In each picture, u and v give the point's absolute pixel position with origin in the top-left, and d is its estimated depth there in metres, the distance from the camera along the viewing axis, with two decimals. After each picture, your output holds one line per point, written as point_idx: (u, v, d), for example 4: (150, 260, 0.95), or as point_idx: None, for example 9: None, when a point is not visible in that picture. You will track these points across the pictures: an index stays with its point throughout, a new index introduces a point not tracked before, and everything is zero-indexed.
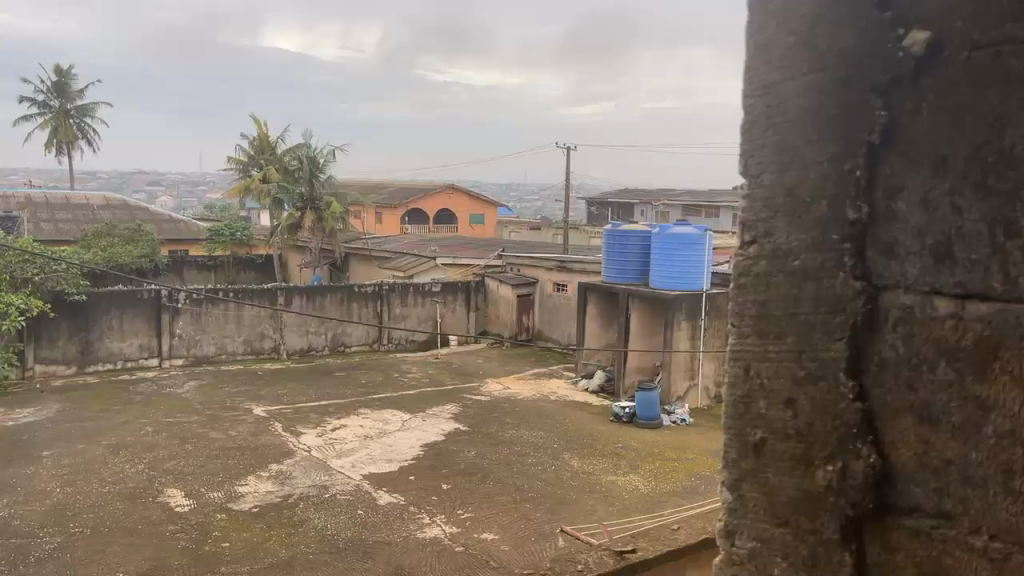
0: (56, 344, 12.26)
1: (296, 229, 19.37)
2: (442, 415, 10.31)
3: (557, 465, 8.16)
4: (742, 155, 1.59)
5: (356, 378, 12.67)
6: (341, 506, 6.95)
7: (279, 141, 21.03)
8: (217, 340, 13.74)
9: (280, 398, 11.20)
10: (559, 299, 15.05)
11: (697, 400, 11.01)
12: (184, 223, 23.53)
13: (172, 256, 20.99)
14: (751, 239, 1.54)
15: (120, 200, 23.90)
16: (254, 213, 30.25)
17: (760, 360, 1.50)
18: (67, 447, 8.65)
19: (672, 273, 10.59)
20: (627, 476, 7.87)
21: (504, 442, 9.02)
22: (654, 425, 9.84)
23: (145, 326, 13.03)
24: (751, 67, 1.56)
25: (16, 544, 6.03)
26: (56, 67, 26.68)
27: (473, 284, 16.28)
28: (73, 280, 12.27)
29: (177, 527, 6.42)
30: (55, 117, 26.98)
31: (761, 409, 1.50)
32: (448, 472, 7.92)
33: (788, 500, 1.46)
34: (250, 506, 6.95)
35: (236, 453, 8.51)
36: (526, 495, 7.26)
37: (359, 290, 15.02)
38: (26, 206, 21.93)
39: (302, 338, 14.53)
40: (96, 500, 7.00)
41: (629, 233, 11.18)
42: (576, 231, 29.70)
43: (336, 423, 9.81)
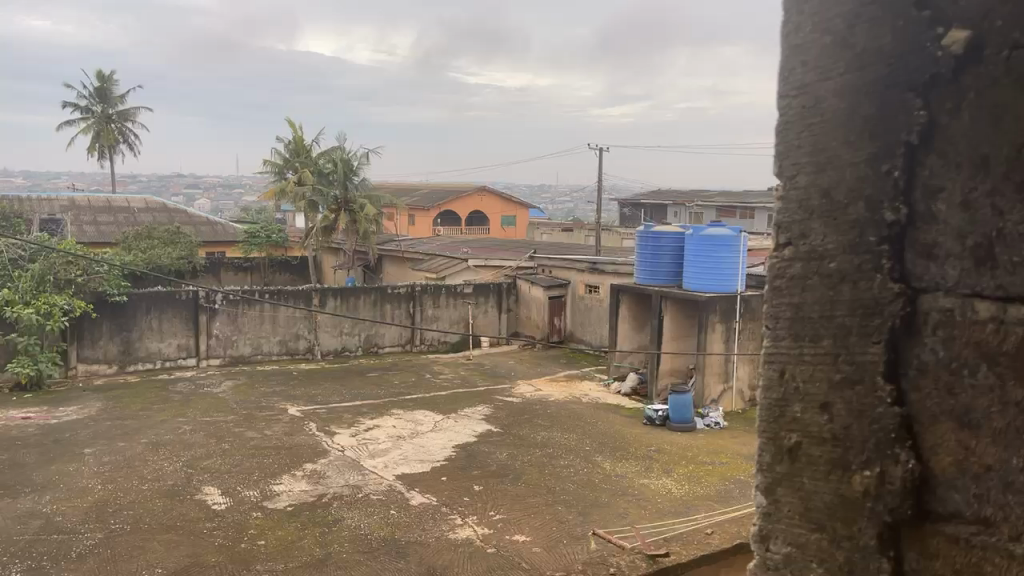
0: (98, 343, 12.55)
1: (331, 230, 19.61)
2: (474, 416, 10.35)
3: (589, 468, 8.13)
4: (777, 157, 1.59)
5: (389, 379, 12.77)
6: (373, 506, 7.01)
7: (314, 144, 21.30)
8: (253, 341, 13.94)
9: (315, 398, 11.33)
10: (591, 300, 15.02)
11: (731, 403, 10.89)
12: (221, 225, 23.92)
13: (209, 257, 21.36)
14: (787, 242, 1.53)
15: (160, 203, 24.38)
16: (289, 216, 30.64)
17: (795, 363, 1.50)
18: (108, 444, 8.85)
19: (706, 274, 10.50)
20: (659, 479, 7.82)
21: (536, 444, 9.02)
22: (687, 428, 9.75)
23: (184, 326, 13.27)
24: (787, 67, 1.56)
25: (58, 539, 6.17)
26: (98, 73, 27.33)
27: (505, 286, 16.32)
28: (114, 281, 12.56)
29: (214, 525, 6.53)
30: (98, 122, 27.64)
31: (796, 413, 1.49)
32: (480, 474, 7.94)
33: (824, 505, 1.45)
34: (285, 505, 7.04)
35: (271, 452, 8.63)
36: (557, 497, 7.25)
37: (392, 292, 15.14)
38: (70, 209, 22.49)
39: (336, 339, 14.67)
40: (136, 497, 7.15)
41: (662, 233, 11.12)
42: (609, 233, 29.59)
43: (369, 424, 9.89)
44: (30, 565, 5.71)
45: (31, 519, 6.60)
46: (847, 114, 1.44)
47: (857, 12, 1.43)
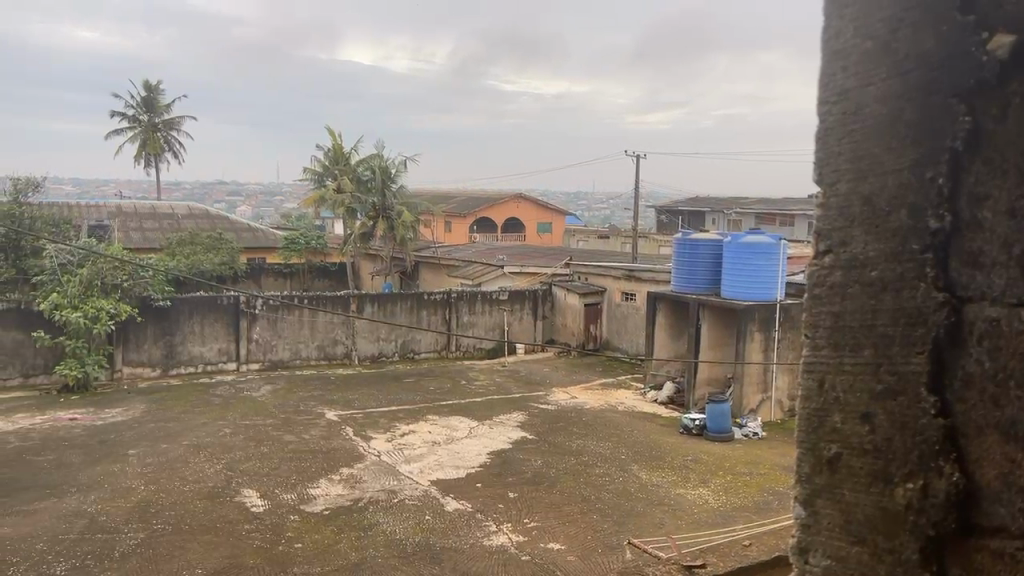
0: (143, 347, 12.84)
1: (369, 237, 19.84)
2: (509, 422, 10.35)
3: (624, 477, 8.07)
4: (816, 162, 1.59)
5: (425, 385, 12.84)
6: (408, 511, 7.04)
7: (353, 151, 21.59)
8: (292, 346, 14.14)
9: (352, 403, 11.44)
10: (627, 308, 14.94)
11: (770, 413, 10.71)
12: (263, 232, 24.35)
13: (251, 263, 21.74)
14: (827, 248, 1.53)
15: (203, 209, 24.88)
16: (329, 222, 31.07)
17: (835, 373, 1.50)
18: (151, 446, 9.03)
19: (744, 282, 10.38)
20: (696, 489, 7.73)
21: (571, 451, 8.98)
22: (724, 438, 9.62)
23: (225, 331, 13.50)
24: (827, 73, 1.56)
25: (102, 539, 6.32)
26: (145, 83, 28.07)
27: (541, 293, 16.32)
28: (158, 286, 12.84)
29: (253, 527, 6.62)
30: (144, 131, 28.38)
31: (836, 423, 1.50)
32: (514, 481, 7.94)
33: (865, 517, 1.45)
34: (322, 509, 7.11)
35: (308, 456, 8.72)
36: (592, 506, 7.20)
37: (428, 298, 15.23)
38: (117, 215, 23.11)
39: (373, 345, 14.80)
40: (178, 498, 7.29)
41: (699, 241, 11.02)
42: (646, 240, 29.43)
43: (405, 429, 9.95)
44: (75, 563, 5.85)
45: (76, 518, 6.76)
46: (890, 118, 1.44)
47: (899, 16, 1.43)
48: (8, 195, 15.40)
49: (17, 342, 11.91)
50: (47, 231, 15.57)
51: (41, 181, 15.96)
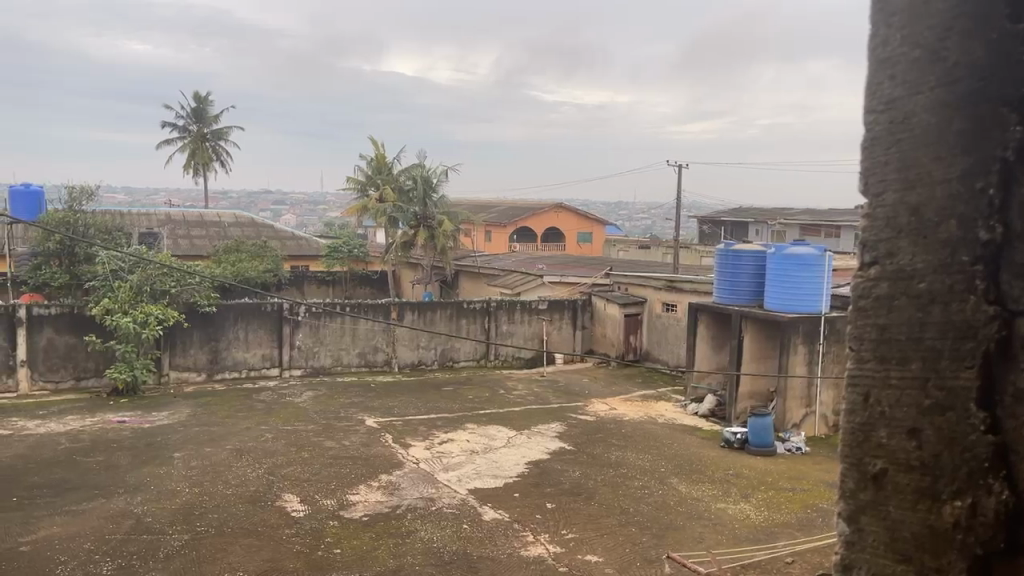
0: (189, 352, 13.12)
1: (410, 245, 19.99)
2: (547, 433, 10.33)
3: (663, 490, 7.98)
4: (865, 173, 1.75)
5: (464, 393, 12.87)
6: (446, 519, 7.06)
7: (395, 162, 21.89)
8: (334, 353, 14.30)
9: (391, 410, 11.53)
10: (668, 319, 14.81)
11: (814, 428, 10.49)
12: (306, 240, 24.69)
13: (294, 271, 22.08)
14: (874, 261, 1.69)
15: (249, 218, 25.37)
16: (370, 232, 31.41)
17: (881, 388, 1.64)
18: (196, 449, 9.22)
19: (788, 295, 10.22)
20: (737, 504, 7.61)
21: (609, 463, 8.93)
22: (767, 452, 9.47)
23: (268, 337, 13.72)
24: (875, 83, 1.72)
25: (148, 539, 6.47)
26: (195, 94, 28.77)
27: (580, 303, 16.27)
28: (206, 293, 13.11)
29: (293, 532, 6.70)
30: (194, 141, 29.11)
31: (882, 439, 1.63)
32: (553, 492, 7.91)
33: (912, 535, 1.57)
34: (360, 515, 7.17)
35: (348, 463, 8.80)
36: (631, 518, 7.14)
37: (468, 307, 15.28)
38: (166, 223, 23.68)
39: (413, 353, 14.90)
40: (221, 501, 7.42)
41: (742, 252, 10.89)
42: (688, 250, 29.12)
43: (443, 437, 9.99)
44: (121, 563, 5.98)
45: (123, 518, 6.93)
46: (939, 128, 1.59)
47: (948, 25, 1.59)
48: (64, 203, 15.92)
49: (69, 345, 12.27)
50: (100, 238, 16.03)
51: (95, 189, 16.47)
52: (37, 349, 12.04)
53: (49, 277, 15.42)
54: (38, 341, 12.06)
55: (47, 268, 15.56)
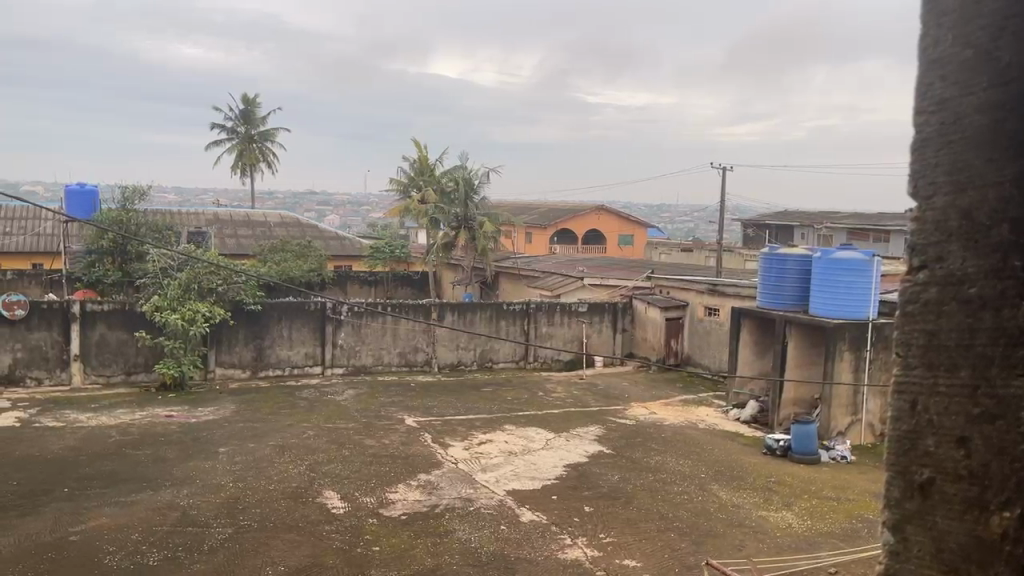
0: (235, 349, 13.38)
1: (451, 246, 20.12)
2: (586, 436, 10.29)
3: (703, 496, 7.89)
4: (915, 176, 1.74)
5: (503, 394, 12.89)
6: (484, 520, 7.08)
7: (438, 163, 22.12)
8: (375, 352, 14.45)
9: (431, 410, 11.61)
10: (710, 323, 14.63)
11: (860, 437, 10.25)
12: (349, 240, 25.04)
13: (337, 270, 22.40)
14: (922, 265, 1.70)
15: (294, 218, 25.82)
16: (413, 232, 31.73)
17: (929, 395, 1.66)
18: (240, 444, 9.39)
19: (835, 301, 10.02)
20: (779, 512, 7.48)
21: (649, 468, 8.86)
22: (810, 461, 9.27)
23: (311, 335, 13.91)
24: (927, 83, 1.72)
25: (193, 532, 6.61)
26: (244, 96, 29.43)
27: (621, 306, 16.17)
28: (251, 291, 13.34)
29: (333, 528, 6.79)
30: (241, 142, 29.76)
31: (930, 447, 1.65)
32: (591, 495, 7.87)
33: (958, 546, 1.60)
34: (399, 513, 7.22)
35: (387, 461, 8.88)
36: (669, 524, 7.07)
37: (508, 308, 15.30)
38: (215, 223, 24.25)
39: (453, 353, 14.97)
40: (264, 497, 7.54)
41: (788, 256, 10.70)
42: (732, 253, 28.76)
43: (482, 438, 10.02)
44: (167, 555, 6.12)
45: (169, 511, 7.09)
46: (990, 129, 1.58)
47: (1001, 24, 1.59)
48: (117, 203, 16.51)
49: (120, 341, 12.60)
50: (151, 237, 16.49)
51: (147, 190, 17.01)
52: (89, 344, 12.40)
53: (102, 274, 15.92)
54: (91, 336, 12.42)
55: (101, 266, 16.06)
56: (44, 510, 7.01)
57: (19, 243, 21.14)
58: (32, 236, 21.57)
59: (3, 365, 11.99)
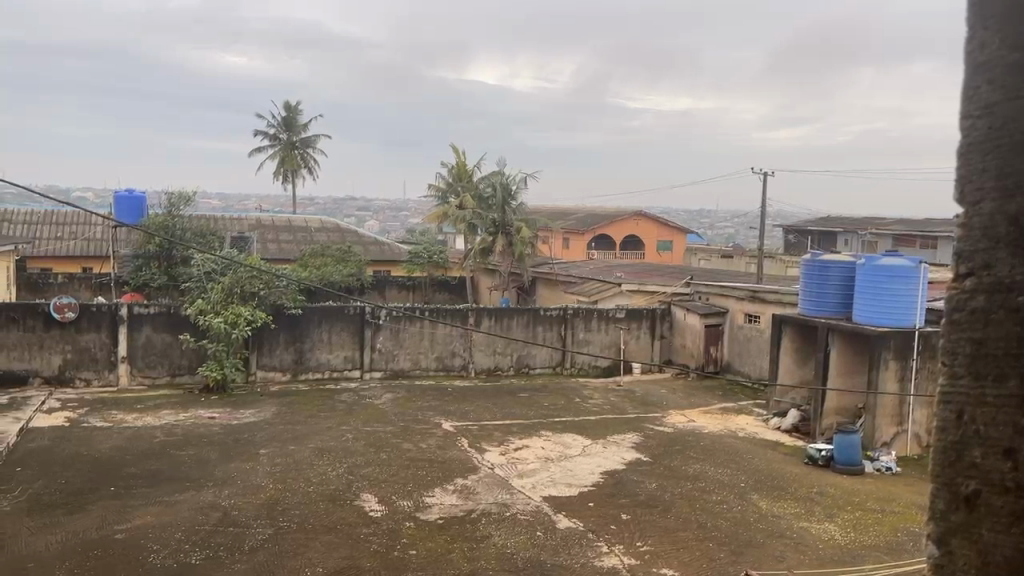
0: (276, 352, 13.59)
1: (488, 252, 20.16)
2: (624, 443, 10.22)
3: (743, 506, 7.77)
4: (962, 181, 1.83)
5: (540, 400, 12.88)
6: (520, 525, 7.08)
7: (475, 169, 22.53)
8: (413, 356, 14.53)
9: (468, 414, 11.64)
10: (751, 331, 14.44)
11: (906, 448, 9.99)
12: (387, 245, 25.27)
13: (376, 275, 22.63)
14: (970, 272, 1.79)
15: (334, 223, 26.21)
16: (450, 238, 31.92)
17: (976, 406, 1.75)
18: (280, 446, 9.53)
19: (879, 308, 9.84)
20: (821, 524, 7.34)
21: (687, 476, 8.77)
22: (854, 471, 9.08)
23: (350, 340, 14.06)
24: (973, 88, 1.82)
25: (234, 532, 6.72)
26: (285, 103, 29.98)
27: (659, 312, 16.02)
28: (292, 295, 13.55)
29: (371, 531, 6.84)
30: (283, 149, 30.28)
31: (976, 459, 1.74)
32: (628, 503, 7.81)
33: (1004, 557, 1.68)
34: (435, 517, 7.26)
35: (425, 465, 8.93)
36: (708, 533, 6.98)
37: (545, 314, 15.28)
38: (257, 228, 24.67)
39: (490, 358, 14.98)
40: (303, 498, 7.64)
41: (830, 263, 10.53)
42: (773, 260, 28.34)
43: (518, 443, 10.02)
44: (208, 554, 6.23)
45: (212, 510, 7.22)
46: None
47: None
48: (163, 208, 16.94)
49: (165, 343, 12.87)
50: (195, 242, 16.84)
51: (192, 196, 17.42)
52: (136, 346, 12.70)
53: (148, 278, 16.30)
54: (137, 338, 12.71)
55: (147, 269, 16.46)
56: (91, 508, 7.19)
57: (70, 248, 21.80)
58: (82, 241, 22.22)
59: (53, 366, 12.33)
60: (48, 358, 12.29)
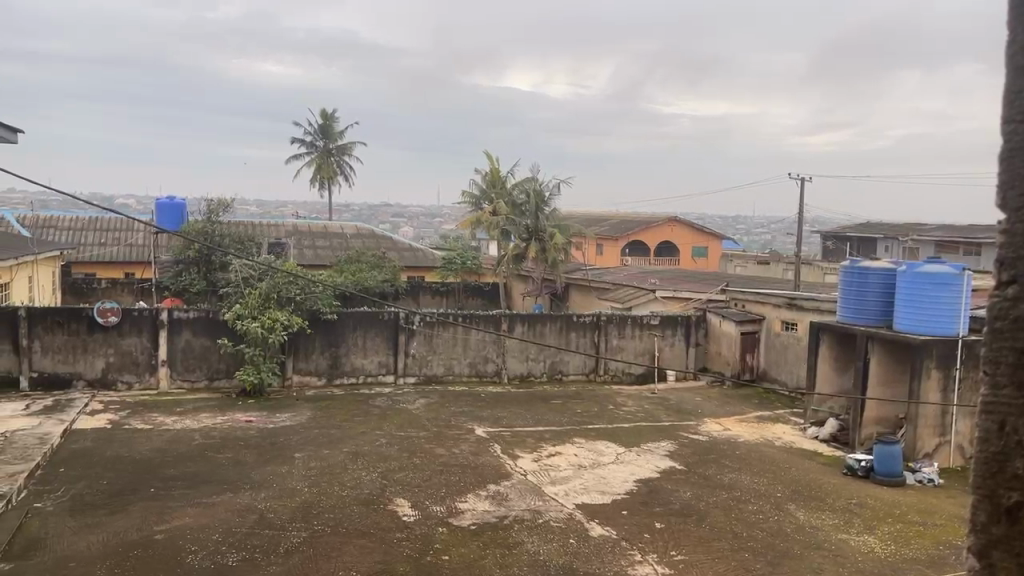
0: (311, 357, 13.76)
1: (521, 258, 20.16)
2: (658, 451, 10.13)
3: (779, 516, 7.66)
4: (1002, 187, 1.83)
5: (573, 407, 12.83)
6: (553, 532, 7.05)
7: (508, 176, 22.58)
8: (446, 362, 14.60)
9: (500, 421, 11.64)
10: (788, 338, 14.23)
11: (948, 459, 9.74)
12: (421, 252, 25.47)
13: (410, 281, 22.80)
14: (1012, 279, 1.78)
15: (369, 229, 26.53)
16: (484, 244, 32.07)
17: (1016, 417, 1.76)
18: (315, 450, 9.63)
19: (922, 317, 9.62)
20: (860, 536, 7.19)
21: (723, 485, 8.66)
22: (895, 483, 8.88)
23: (384, 345, 14.16)
24: (1016, 90, 1.80)
25: (270, 534, 6.80)
26: (321, 112, 30.45)
27: (694, 319, 15.88)
28: (327, 300, 13.70)
29: (404, 536, 6.87)
30: (319, 156, 30.76)
31: (1017, 469, 1.76)
32: (662, 511, 7.74)
33: None
34: (468, 523, 7.27)
35: (457, 470, 8.95)
36: (744, 544, 6.88)
37: (578, 320, 15.22)
38: (293, 234, 25.05)
39: (523, 364, 14.97)
40: (337, 503, 7.70)
41: (869, 270, 10.36)
42: (810, 266, 28.01)
43: (551, 450, 9.99)
44: (245, 555, 6.32)
45: (248, 513, 7.32)
46: None
47: None
48: (203, 215, 17.30)
49: (204, 347, 13.08)
50: (233, 248, 17.16)
51: (230, 203, 17.78)
52: (176, 350, 12.94)
53: (188, 283, 16.71)
54: (177, 342, 12.95)
55: (187, 275, 16.87)
56: (131, 509, 7.34)
57: (113, 253, 22.34)
58: (125, 247, 22.77)
59: (97, 369, 12.64)
60: (91, 361, 12.60)
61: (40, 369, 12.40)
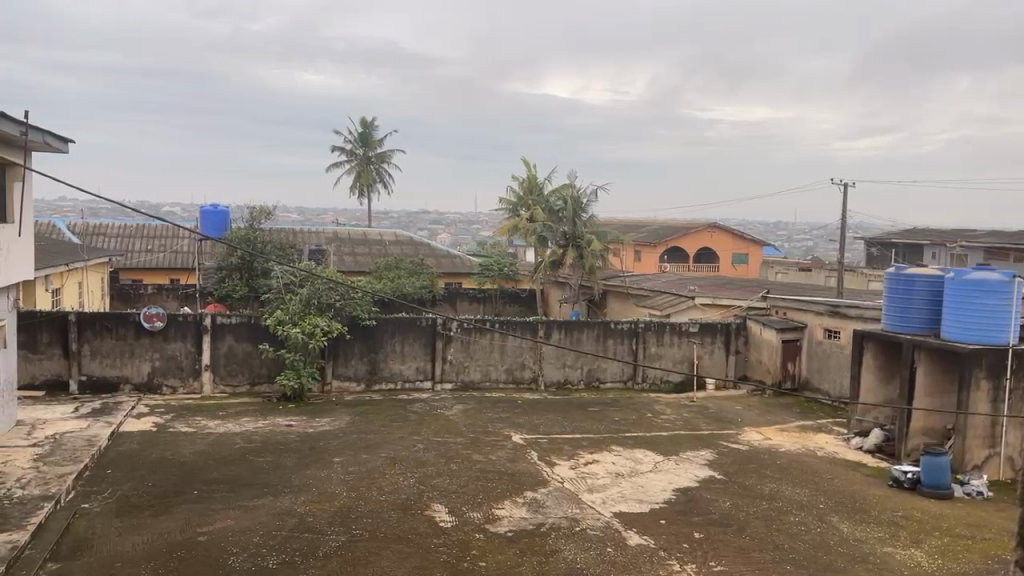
0: (351, 362, 13.89)
1: (558, 265, 20.10)
2: (697, 460, 10.01)
3: (822, 528, 7.50)
4: None
5: (611, 415, 12.75)
6: (590, 541, 7.01)
7: (546, 182, 22.63)
8: (482, 368, 14.63)
9: (537, 427, 11.62)
10: (831, 347, 13.97)
11: (997, 471, 9.48)
12: (459, 259, 25.61)
13: (448, 288, 22.91)
14: None
15: (407, 236, 26.79)
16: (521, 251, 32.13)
17: None
18: (353, 455, 9.72)
19: (971, 325, 9.38)
20: (907, 549, 7.01)
21: (763, 496, 8.52)
22: (942, 495, 8.64)
23: (422, 351, 14.24)
24: None
25: (310, 538, 6.88)
26: (362, 121, 30.88)
27: (734, 326, 15.67)
28: (366, 307, 13.83)
29: (441, 541, 6.90)
30: (358, 164, 31.17)
31: None
32: (701, 521, 7.65)
33: None
34: (505, 530, 7.26)
35: (494, 477, 8.96)
36: (784, 556, 6.76)
37: (616, 327, 15.13)
38: (333, 241, 25.38)
39: (560, 371, 14.94)
40: (374, 507, 7.76)
41: (915, 276, 10.14)
42: (854, 274, 27.55)
43: (589, 458, 9.95)
44: (285, 558, 6.41)
45: (288, 516, 7.41)
46: None
47: None
48: (245, 222, 17.63)
49: (246, 352, 13.29)
50: (275, 255, 17.44)
51: (271, 210, 18.09)
52: (218, 355, 13.17)
53: (231, 288, 17.03)
54: (220, 348, 13.19)
55: (230, 281, 17.19)
56: (175, 511, 7.49)
57: (159, 260, 22.86)
58: (170, 254, 23.28)
59: (143, 374, 12.94)
60: (138, 366, 12.90)
61: (89, 373, 12.73)
